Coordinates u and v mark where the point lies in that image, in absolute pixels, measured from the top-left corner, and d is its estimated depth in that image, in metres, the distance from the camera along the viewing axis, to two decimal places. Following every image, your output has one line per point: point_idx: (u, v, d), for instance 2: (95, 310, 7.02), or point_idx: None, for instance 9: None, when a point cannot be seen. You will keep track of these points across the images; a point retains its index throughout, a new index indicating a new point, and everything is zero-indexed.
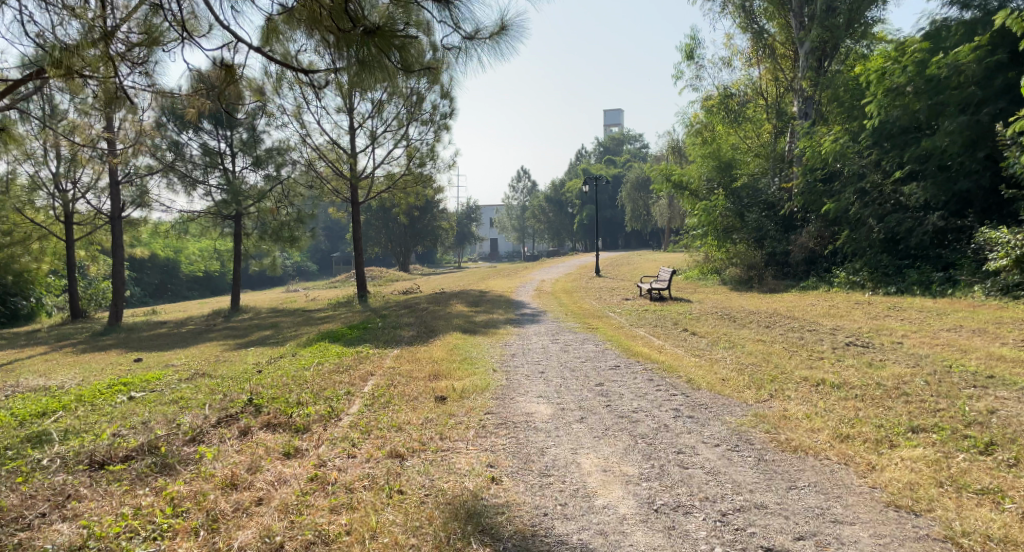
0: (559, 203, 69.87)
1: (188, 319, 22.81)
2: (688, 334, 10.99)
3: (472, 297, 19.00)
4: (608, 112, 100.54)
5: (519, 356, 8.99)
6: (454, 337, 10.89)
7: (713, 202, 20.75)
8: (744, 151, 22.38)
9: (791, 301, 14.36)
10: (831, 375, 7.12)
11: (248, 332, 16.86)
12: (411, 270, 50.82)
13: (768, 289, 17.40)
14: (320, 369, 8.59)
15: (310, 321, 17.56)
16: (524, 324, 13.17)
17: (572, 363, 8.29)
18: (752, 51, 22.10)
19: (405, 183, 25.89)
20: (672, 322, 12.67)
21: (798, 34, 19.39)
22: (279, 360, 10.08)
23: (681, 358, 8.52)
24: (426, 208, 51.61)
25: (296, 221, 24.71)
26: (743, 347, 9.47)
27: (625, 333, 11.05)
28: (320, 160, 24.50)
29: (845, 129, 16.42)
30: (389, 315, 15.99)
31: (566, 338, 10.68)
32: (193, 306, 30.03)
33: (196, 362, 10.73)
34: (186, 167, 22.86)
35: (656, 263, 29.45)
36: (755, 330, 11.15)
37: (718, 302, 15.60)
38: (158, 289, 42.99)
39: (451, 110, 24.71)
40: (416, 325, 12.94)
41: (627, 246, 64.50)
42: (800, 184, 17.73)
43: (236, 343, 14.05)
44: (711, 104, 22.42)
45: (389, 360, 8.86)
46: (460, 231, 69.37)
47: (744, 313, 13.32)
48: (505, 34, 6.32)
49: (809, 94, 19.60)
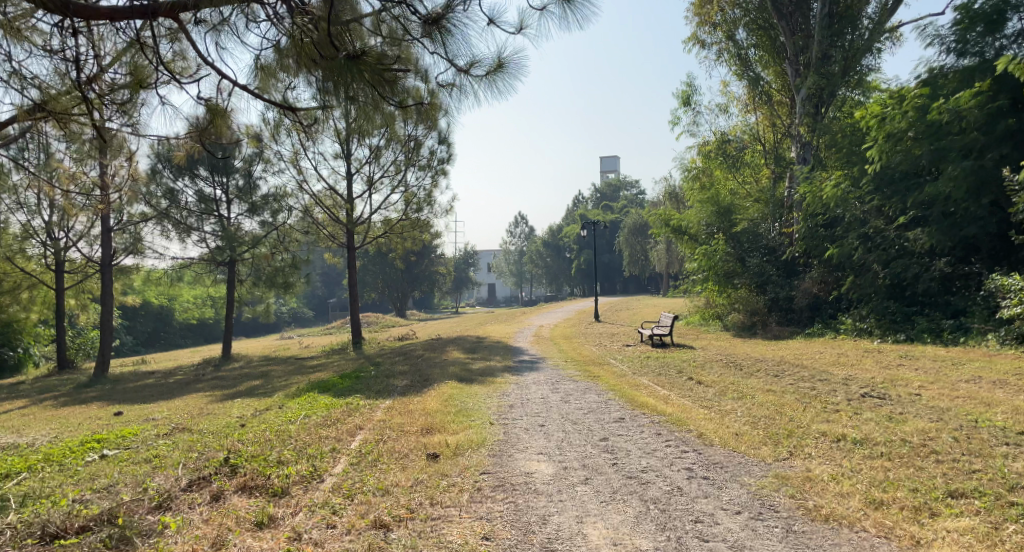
0: (557, 249, 69.92)
1: (178, 368, 22.24)
2: (693, 384, 10.53)
3: (469, 343, 18.54)
4: (605, 159, 101.69)
5: (518, 407, 8.51)
6: (450, 387, 10.40)
7: (713, 247, 20.50)
8: (743, 196, 22.27)
9: (798, 349, 13.94)
10: (851, 431, 6.66)
11: (237, 382, 16.33)
12: (408, 316, 50.36)
13: (772, 336, 16.98)
14: (305, 423, 8.08)
15: (302, 370, 17.04)
16: (522, 372, 12.69)
17: (574, 415, 7.81)
18: (748, 98, 22.26)
19: (402, 229, 25.71)
20: (676, 370, 12.20)
21: (795, 82, 19.75)
22: (265, 412, 9.57)
23: (689, 410, 8.05)
24: (423, 254, 51.48)
25: (290, 267, 24.41)
26: (753, 398, 9.00)
27: (628, 383, 10.56)
28: (317, 206, 24.51)
29: (846, 174, 16.32)
30: (383, 363, 15.51)
31: (567, 387, 10.20)
32: (185, 354, 29.46)
33: (178, 416, 10.22)
34: (181, 215, 22.65)
35: (657, 308, 29.06)
36: (763, 379, 10.70)
37: (722, 349, 15.18)
38: (150, 336, 42.42)
39: (449, 156, 24.79)
40: (410, 374, 12.44)
41: (626, 291, 64.18)
42: (801, 228, 17.54)
43: (223, 393, 13.54)
44: (708, 149, 22.45)
45: (380, 412, 8.38)
46: (458, 276, 69.22)
47: (750, 361, 12.88)
48: (504, 72, 6.11)
49: (807, 140, 19.62)
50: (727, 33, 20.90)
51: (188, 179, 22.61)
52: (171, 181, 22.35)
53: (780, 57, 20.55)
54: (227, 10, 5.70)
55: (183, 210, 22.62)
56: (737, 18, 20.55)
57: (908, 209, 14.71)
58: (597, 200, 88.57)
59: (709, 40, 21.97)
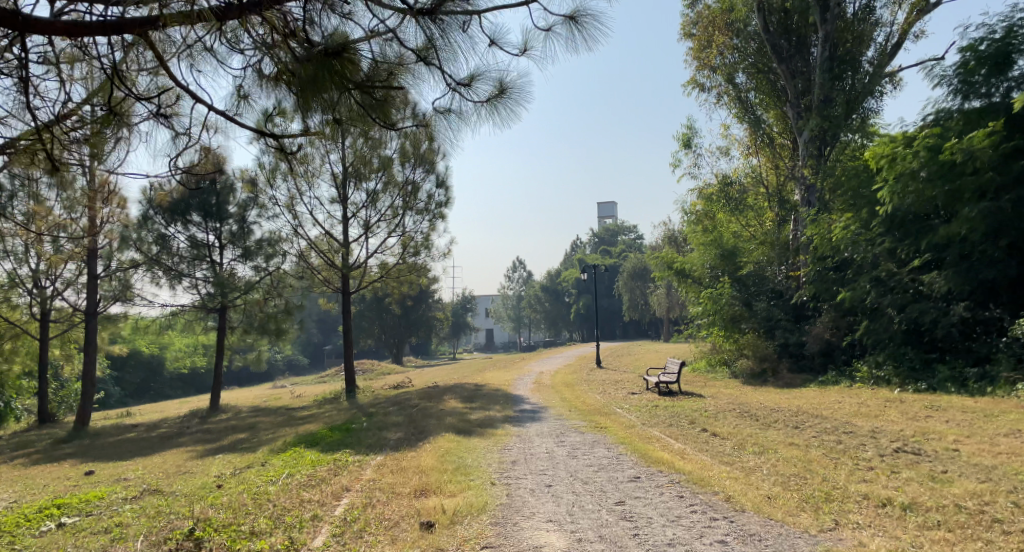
0: (555, 293, 69.41)
1: (164, 420, 21.35)
2: (709, 436, 9.82)
3: (467, 391, 17.78)
4: (601, 205, 102.42)
5: (522, 463, 7.80)
6: (447, 440, 9.67)
7: (718, 290, 20.00)
8: (747, 240, 21.83)
9: (815, 398, 13.26)
10: (897, 494, 5.99)
11: (222, 435, 15.49)
12: (404, 363, 49.45)
13: (784, 383, 16.29)
14: (288, 484, 7.36)
15: (292, 421, 16.22)
16: (524, 422, 11.96)
17: (584, 473, 7.09)
18: (749, 140, 22.13)
19: (400, 273, 25.19)
20: (688, 420, 11.49)
21: (797, 124, 19.56)
22: (247, 470, 8.83)
23: (710, 466, 7.34)
24: (420, 298, 50.86)
25: (283, 312, 23.72)
26: (776, 453, 8.30)
27: (639, 435, 9.84)
28: (313, 251, 24.04)
29: (854, 215, 15.89)
30: (376, 413, 14.75)
31: (573, 440, 9.48)
32: (173, 404, 28.56)
33: (153, 476, 9.44)
34: (172, 261, 22.11)
35: (660, 354, 28.35)
36: (783, 431, 9.99)
37: (732, 398, 14.48)
38: (139, 386, 41.46)
39: (447, 200, 24.49)
40: (404, 425, 11.69)
41: (625, 336, 63.43)
42: (810, 272, 17.10)
43: (206, 448, 12.77)
44: (710, 191, 22.65)
45: (371, 470, 7.67)
46: (455, 322, 68.48)
47: (765, 411, 12.18)
48: (507, 97, 5.64)
49: (810, 182, 19.22)
50: (726, 77, 20.93)
51: (180, 225, 22.21)
52: (164, 227, 21.94)
53: (781, 100, 20.43)
54: (205, 33, 5.27)
55: (175, 256, 22.11)
56: (735, 61, 20.65)
57: (922, 252, 14.25)
58: (595, 245, 88.68)
59: (708, 83, 22.02)
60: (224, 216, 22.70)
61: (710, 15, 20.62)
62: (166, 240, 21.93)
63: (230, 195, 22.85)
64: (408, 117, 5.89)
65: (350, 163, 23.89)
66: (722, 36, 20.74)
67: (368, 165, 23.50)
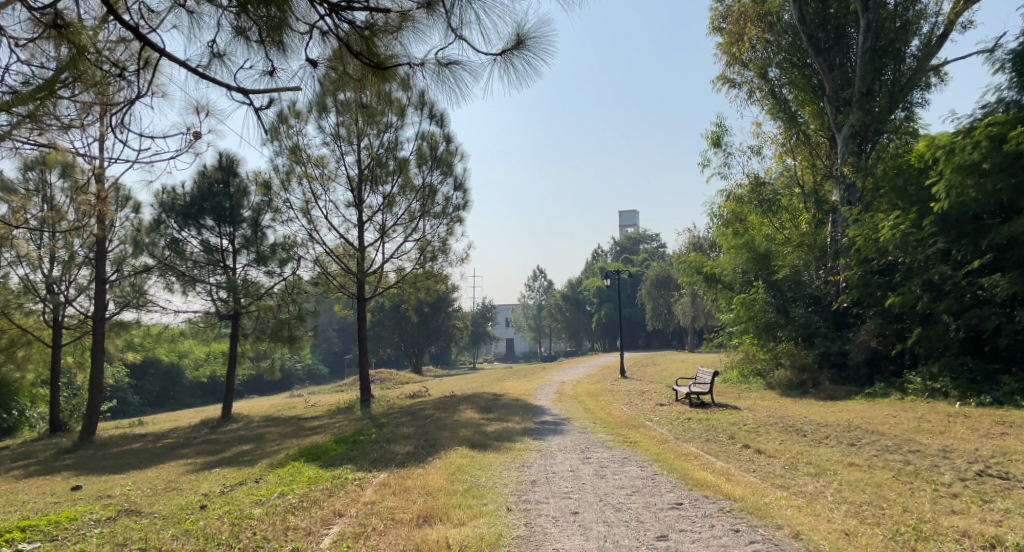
0: (576, 302, 68.20)
1: (173, 430, 20.70)
2: (755, 455, 8.71)
3: (485, 401, 16.83)
4: (623, 214, 101.10)
5: (543, 484, 6.81)
6: (459, 455, 8.71)
7: (752, 295, 18.83)
8: (780, 243, 20.54)
9: (865, 413, 12.06)
10: (1002, 530, 4.92)
11: (227, 446, 14.68)
12: (423, 372, 48.70)
13: (827, 396, 15.06)
14: (277, 507, 6.47)
15: (300, 432, 15.36)
16: (545, 436, 10.93)
17: (615, 497, 6.08)
18: (783, 137, 20.95)
19: (416, 280, 24.41)
20: (727, 435, 10.39)
21: (835, 119, 18.36)
22: (236, 489, 7.95)
23: (763, 491, 6.28)
24: (438, 307, 50.00)
25: (297, 319, 22.86)
26: (837, 476, 7.18)
27: (674, 452, 8.79)
28: (328, 256, 23.54)
29: (904, 215, 14.71)
30: (387, 423, 13.85)
31: (600, 457, 8.45)
32: (188, 413, 28.05)
33: (138, 493, 8.62)
34: (186, 266, 21.47)
35: (688, 364, 27.15)
36: (838, 449, 8.84)
37: (772, 411, 13.31)
38: (158, 395, 41.18)
39: (465, 202, 23.69)
40: (415, 438, 10.75)
41: (648, 346, 62.09)
42: (853, 276, 15.87)
43: (206, 461, 12.00)
44: (740, 192, 21.45)
45: (370, 491, 6.75)
46: (475, 330, 67.57)
47: (812, 426, 11.03)
48: (522, 51, 4.88)
49: (851, 182, 18.04)
50: (758, 72, 19.79)
51: (194, 230, 21.65)
52: (177, 231, 21.38)
53: (818, 96, 19.18)
54: None
55: (188, 261, 21.47)
56: (767, 55, 19.59)
57: (981, 252, 13.01)
58: (617, 254, 87.40)
59: (739, 78, 20.92)
60: (238, 220, 22.09)
61: (741, 8, 19.42)
62: (179, 245, 21.32)
63: (244, 199, 22.29)
64: (398, 54, 5.34)
65: (366, 166, 23.27)
66: (754, 29, 19.50)
67: (385, 167, 22.86)
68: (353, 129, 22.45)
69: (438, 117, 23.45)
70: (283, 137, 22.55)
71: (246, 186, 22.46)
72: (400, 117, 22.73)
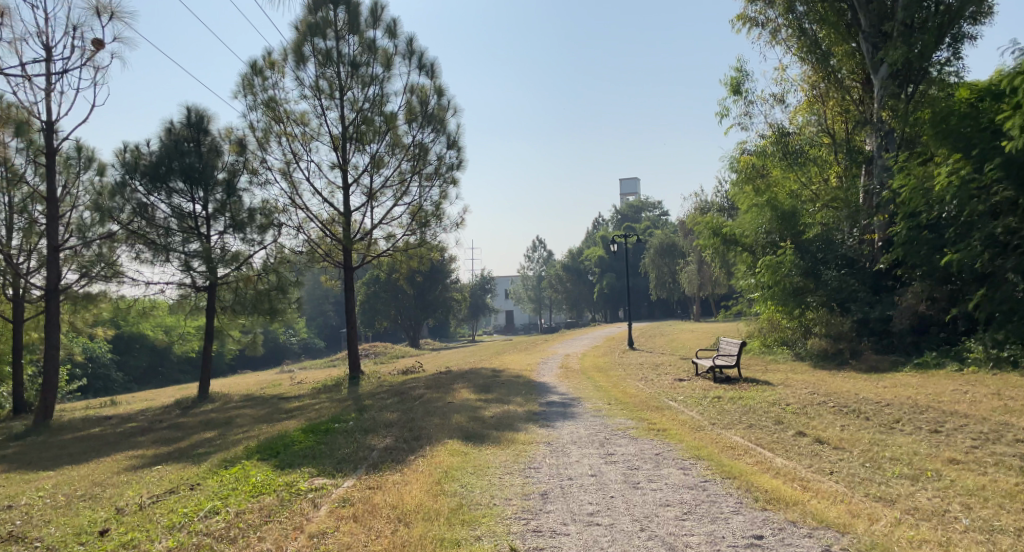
0: (577, 272, 66.35)
1: (143, 411, 19.01)
2: (819, 448, 6.93)
3: (483, 378, 15.08)
4: (623, 182, 98.39)
5: (557, 499, 5.03)
6: (448, 452, 6.96)
7: (778, 258, 16.85)
8: (807, 200, 18.67)
9: (925, 388, 10.33)
10: None
11: (191, 432, 12.98)
12: (421, 346, 47.27)
13: (868, 368, 13.37)
14: (190, 540, 4.67)
15: (276, 415, 13.63)
16: (553, 422, 9.17)
17: (662, 526, 4.31)
18: (810, 82, 18.81)
19: (408, 249, 22.55)
20: (773, 420, 8.64)
21: (872, 59, 16.24)
22: (160, 502, 6.18)
23: (867, 511, 4.49)
24: (434, 278, 48.21)
25: (278, 291, 20.89)
26: (946, 480, 5.40)
27: (717, 444, 7.04)
28: (311, 222, 21.62)
29: (961, 158, 12.73)
30: (372, 406, 12.14)
31: (625, 453, 6.68)
32: (168, 392, 26.44)
33: (47, 504, 6.87)
34: (157, 234, 19.41)
35: (701, 334, 25.43)
36: (923, 438, 7.06)
37: (812, 387, 11.59)
38: (145, 372, 39.66)
39: (459, 162, 21.73)
40: (398, 427, 9.00)
41: (651, 316, 60.39)
42: (899, 233, 13.95)
43: (156, 454, 10.28)
44: (764, 144, 19.59)
45: (325, 512, 5.00)
46: (474, 302, 65.96)
47: (869, 405, 9.28)
48: None
49: (889, 127, 16.12)
50: (782, 9, 17.59)
51: (162, 193, 19.62)
52: (144, 195, 19.31)
53: (851, 34, 16.90)
54: None
55: (159, 229, 19.39)
56: None
57: None
58: (618, 223, 85.23)
59: (763, 17, 18.74)
60: (211, 183, 20.11)
61: None
62: (146, 209, 19.26)
63: (216, 159, 20.30)
64: None
65: (351, 123, 21.22)
66: None
67: (371, 125, 20.82)
68: (335, 83, 20.35)
69: (427, 68, 21.36)
70: (258, 90, 20.47)
71: (219, 144, 20.50)
72: (387, 68, 20.62)
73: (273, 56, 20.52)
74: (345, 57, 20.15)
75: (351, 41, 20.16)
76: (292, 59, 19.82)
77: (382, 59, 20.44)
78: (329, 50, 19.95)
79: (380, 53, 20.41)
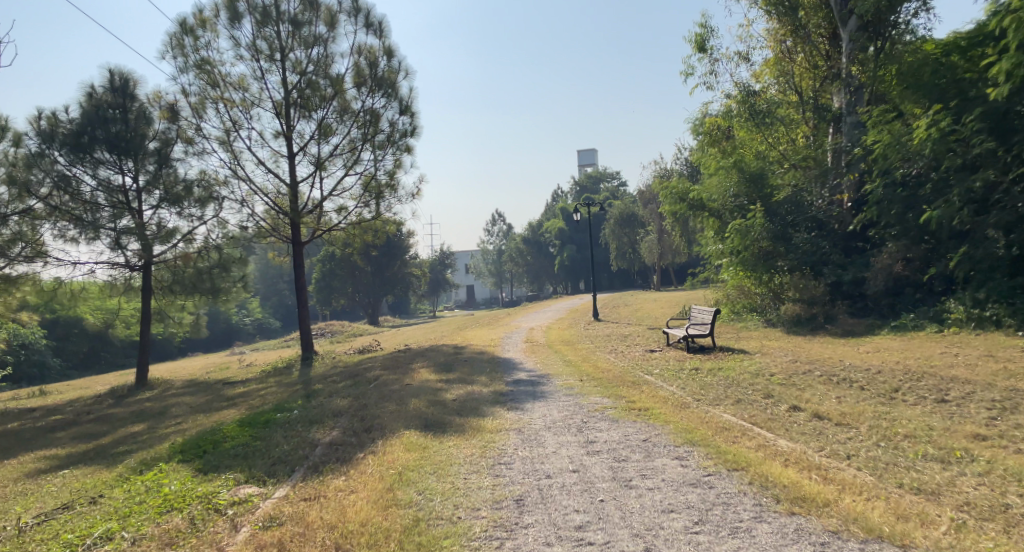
0: (537, 245, 65.61)
1: (71, 402, 17.39)
2: (820, 425, 6.18)
3: (443, 356, 14.10)
4: (581, 153, 97.55)
5: (535, 507, 4.12)
6: (404, 448, 5.97)
7: (748, 221, 16.21)
8: (775, 161, 18.05)
9: (911, 351, 9.79)
10: None
11: (117, 425, 11.65)
12: (379, 323, 45.97)
13: (844, 332, 12.88)
14: None
15: (214, 403, 12.39)
16: (522, 404, 8.25)
17: (673, 543, 3.44)
18: (777, 38, 18.02)
19: (362, 223, 21.19)
20: (760, 394, 7.91)
21: (843, 10, 15.50)
22: (44, 525, 4.99)
23: (914, 510, 3.71)
24: (391, 253, 46.69)
25: (220, 269, 19.32)
26: (981, 461, 4.70)
27: (709, 425, 6.25)
28: (256, 196, 20.06)
29: (942, 110, 12.17)
30: (320, 391, 11.02)
31: (607, 441, 5.82)
32: (105, 379, 24.67)
33: None
34: (85, 213, 16.65)
35: (666, 303, 24.92)
36: (930, 410, 6.38)
37: (792, 354, 10.96)
38: (85, 357, 37.47)
39: (414, 129, 20.41)
40: (346, 416, 7.94)
41: (611, 287, 60.19)
42: (875, 191, 13.40)
43: (69, 454, 8.96)
44: (730, 104, 18.83)
45: (242, 540, 3.93)
46: (434, 278, 64.61)
47: (858, 373, 8.65)
48: None
49: (859, 83, 15.52)
50: None
51: (88, 165, 16.95)
52: (65, 167, 16.55)
53: None
54: None
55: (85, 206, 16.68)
56: None
57: None
58: (577, 194, 84.54)
59: None
60: (142, 153, 17.47)
61: None
62: (69, 182, 16.54)
63: (146, 126, 17.58)
64: None
65: (294, 87, 19.57)
66: None
67: (316, 89, 19.23)
68: (275, 43, 18.61)
69: (375, 27, 19.81)
70: (189, 50, 18.62)
71: (148, 111, 17.80)
72: (331, 27, 18.96)
73: (204, 13, 18.65)
74: (285, 14, 18.41)
75: None
76: (225, 16, 18.01)
77: (326, 17, 18.75)
78: (266, 7, 18.20)
79: (323, 11, 18.72)
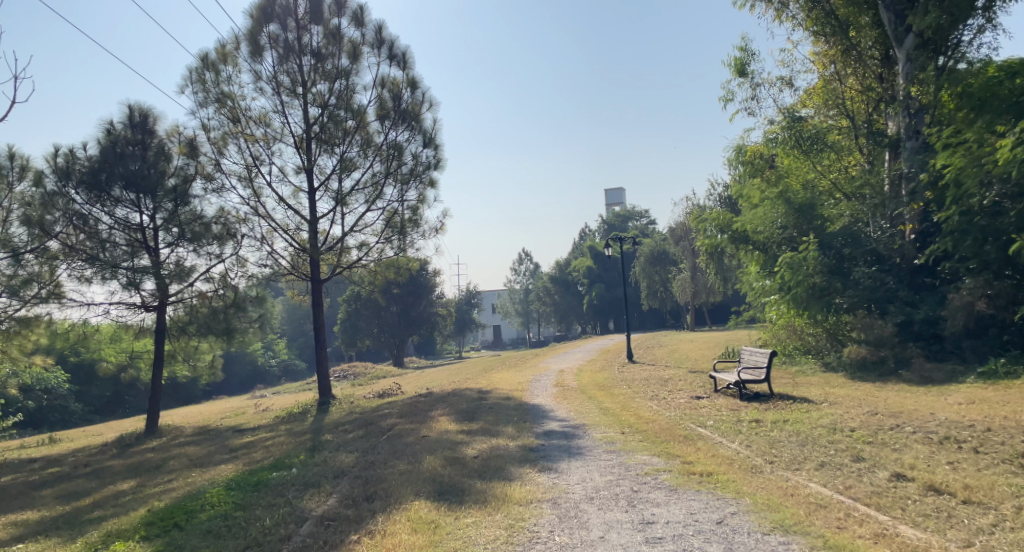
0: (565, 284, 64.43)
1: (77, 450, 16.46)
2: (946, 504, 4.78)
3: (467, 402, 12.84)
4: (610, 192, 96.74)
5: None
6: (412, 528, 4.73)
7: (800, 255, 14.85)
8: (824, 191, 16.76)
9: (1017, 403, 8.28)
10: None
11: (109, 481, 10.57)
12: (405, 365, 44.85)
13: (920, 378, 11.36)
14: None
15: (216, 456, 11.26)
16: (556, 464, 6.96)
17: None
18: (824, 62, 16.93)
19: (385, 259, 20.27)
20: (848, 455, 6.49)
21: (899, 28, 14.38)
22: None
23: None
24: (419, 294, 45.74)
25: (237, 308, 18.43)
26: None
27: (798, 501, 4.89)
28: (276, 232, 19.33)
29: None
30: (327, 443, 9.83)
31: (671, 524, 4.50)
32: (120, 424, 23.80)
33: None
34: (100, 251, 15.69)
35: (707, 343, 23.37)
36: None
37: (867, 404, 9.48)
38: (109, 401, 36.97)
39: (438, 161, 19.63)
40: (348, 478, 6.74)
41: (642, 326, 58.32)
42: (949, 218, 11.98)
43: (40, 520, 7.86)
44: (773, 131, 17.67)
45: None
46: (460, 318, 63.53)
47: (962, 429, 7.18)
48: None
49: (919, 103, 14.27)
50: None
51: (105, 204, 16.08)
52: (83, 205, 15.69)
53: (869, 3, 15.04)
54: None
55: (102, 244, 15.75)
56: None
57: None
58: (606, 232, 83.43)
59: None
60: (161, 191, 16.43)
61: None
62: (86, 220, 15.61)
63: (164, 163, 16.74)
64: None
65: (316, 121, 18.99)
66: None
67: (339, 122, 18.59)
68: (298, 77, 18.08)
69: (398, 60, 19.30)
70: (210, 86, 18.19)
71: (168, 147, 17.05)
72: (354, 60, 18.46)
73: (226, 48, 18.35)
74: (308, 48, 17.97)
75: (314, 31, 18.07)
76: (247, 50, 17.61)
77: (349, 50, 18.26)
78: (288, 40, 17.77)
79: (347, 43, 18.27)
